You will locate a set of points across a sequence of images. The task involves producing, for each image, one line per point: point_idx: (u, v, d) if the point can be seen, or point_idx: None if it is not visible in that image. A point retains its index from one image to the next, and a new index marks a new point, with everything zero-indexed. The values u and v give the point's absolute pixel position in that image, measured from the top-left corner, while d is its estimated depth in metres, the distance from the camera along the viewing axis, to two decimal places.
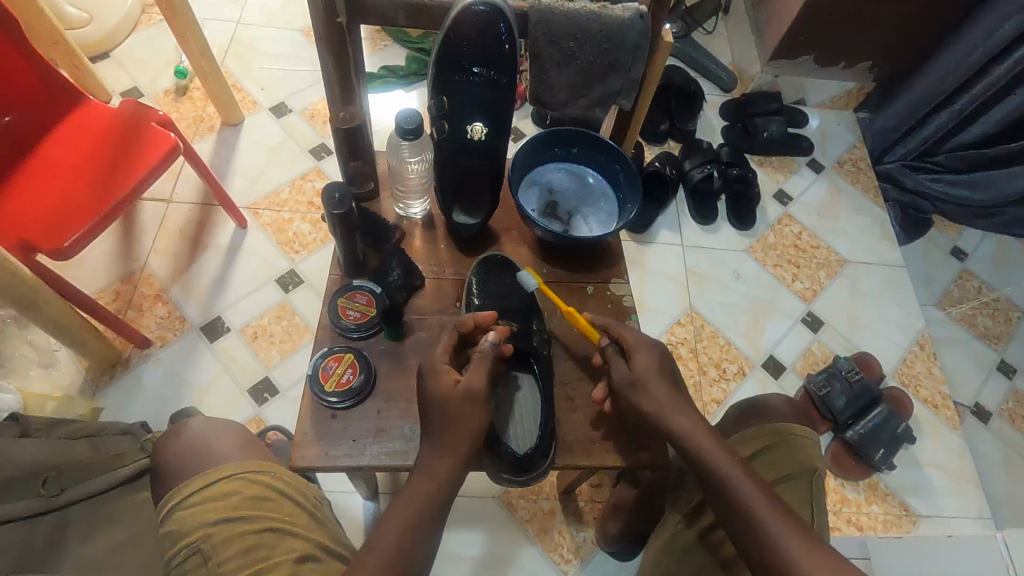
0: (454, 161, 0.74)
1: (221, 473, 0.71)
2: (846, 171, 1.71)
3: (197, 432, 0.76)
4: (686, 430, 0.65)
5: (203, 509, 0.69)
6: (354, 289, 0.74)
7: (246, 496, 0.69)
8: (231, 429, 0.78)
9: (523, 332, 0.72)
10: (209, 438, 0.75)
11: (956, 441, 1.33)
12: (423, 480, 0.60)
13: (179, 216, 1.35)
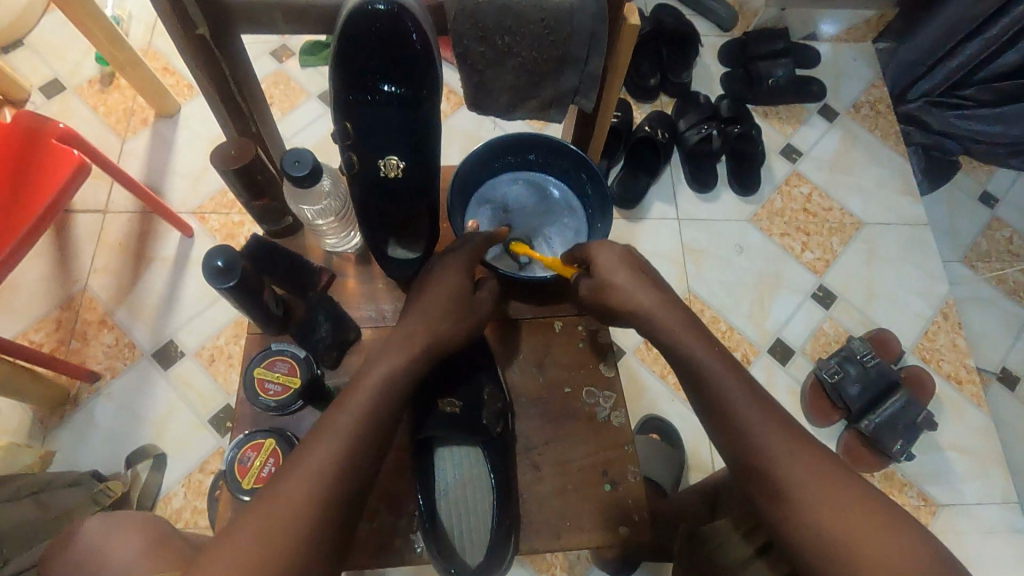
0: (371, 203, 0.60)
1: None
2: (863, 115, 1.52)
3: (92, 540, 0.64)
4: (710, 372, 0.58)
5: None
6: (273, 355, 0.61)
7: None
8: (133, 525, 0.66)
9: (473, 404, 0.60)
10: (102, 547, 0.63)
11: (980, 418, 1.23)
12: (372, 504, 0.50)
13: (117, 227, 1.22)
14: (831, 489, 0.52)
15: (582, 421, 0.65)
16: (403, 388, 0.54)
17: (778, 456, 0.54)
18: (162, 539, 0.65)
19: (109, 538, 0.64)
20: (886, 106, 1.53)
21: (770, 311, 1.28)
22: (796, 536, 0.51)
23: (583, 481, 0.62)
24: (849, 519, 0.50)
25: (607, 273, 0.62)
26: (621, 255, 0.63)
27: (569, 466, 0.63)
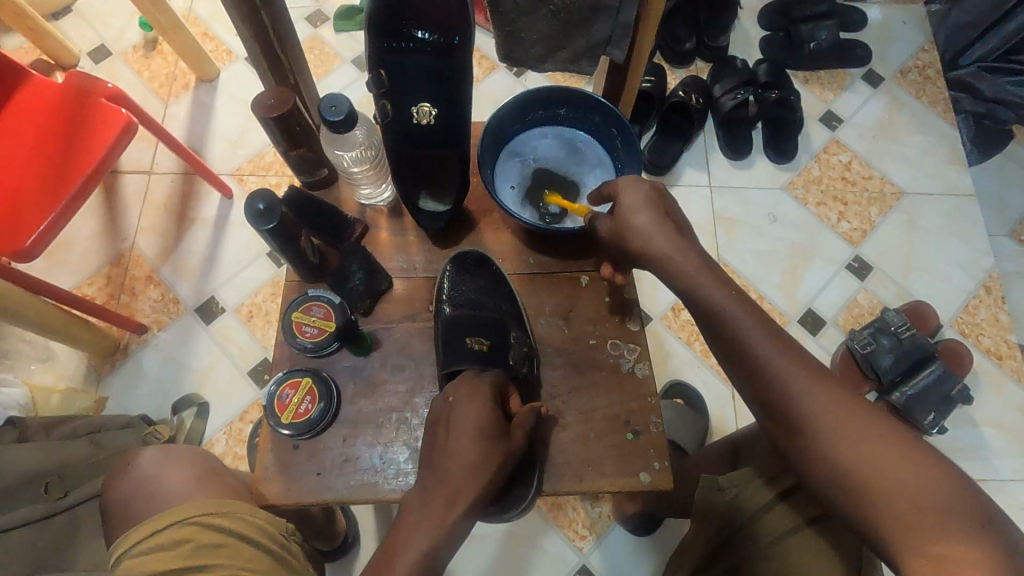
0: (404, 150, 0.62)
1: (179, 515, 0.67)
2: (910, 81, 1.45)
3: (148, 468, 0.75)
4: (730, 313, 0.57)
5: (151, 557, 0.65)
6: (309, 300, 0.64)
7: (198, 545, 0.66)
8: (186, 457, 0.77)
9: (499, 345, 0.64)
10: (159, 475, 0.74)
11: (1020, 394, 1.19)
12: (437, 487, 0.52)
13: (161, 188, 1.27)
14: (859, 426, 0.51)
15: (608, 373, 0.66)
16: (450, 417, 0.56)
17: (801, 397, 0.53)
18: (211, 471, 0.77)
19: (163, 468, 0.75)
20: (935, 71, 1.47)
21: (803, 281, 1.26)
22: (826, 477, 0.51)
23: (606, 430, 0.63)
24: (878, 455, 0.49)
25: (635, 210, 0.61)
26: (649, 193, 0.62)
27: (592, 414, 0.64)
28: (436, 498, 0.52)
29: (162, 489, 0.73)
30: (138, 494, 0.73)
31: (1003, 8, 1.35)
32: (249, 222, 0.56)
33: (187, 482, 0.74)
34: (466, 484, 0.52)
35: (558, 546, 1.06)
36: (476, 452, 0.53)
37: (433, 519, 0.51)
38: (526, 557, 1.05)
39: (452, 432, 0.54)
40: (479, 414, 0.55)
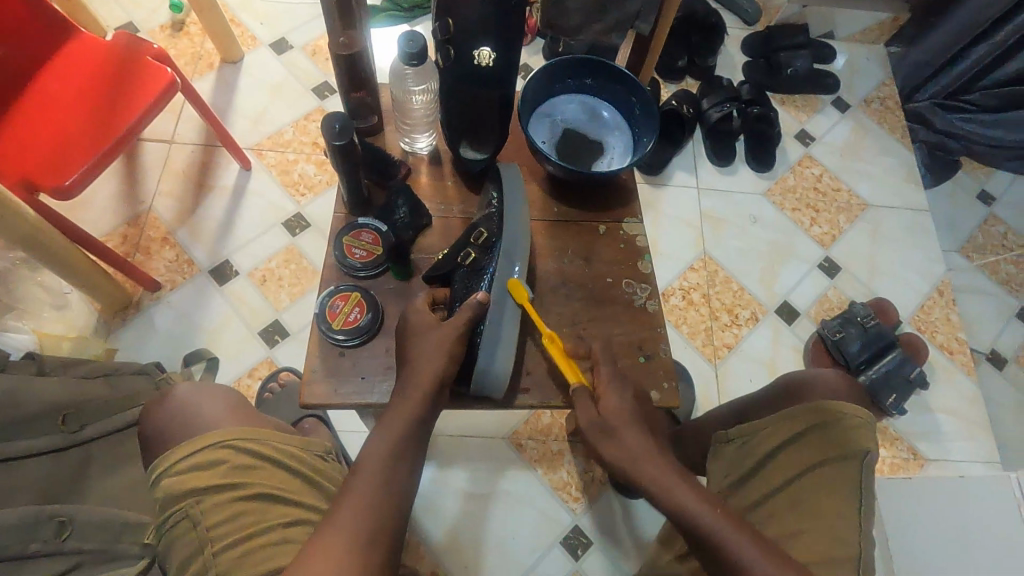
0: (461, 89, 0.70)
1: (209, 440, 0.68)
2: (873, 109, 1.63)
3: (182, 397, 0.74)
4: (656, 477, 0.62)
5: (185, 477, 0.66)
6: (360, 227, 0.73)
7: (233, 465, 0.67)
8: (219, 393, 0.76)
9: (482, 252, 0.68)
10: (196, 402, 0.74)
11: (969, 386, 1.32)
12: (393, 417, 0.62)
13: (181, 157, 1.32)
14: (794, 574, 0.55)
15: (624, 306, 0.74)
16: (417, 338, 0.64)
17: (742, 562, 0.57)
18: (244, 405, 0.77)
19: (197, 398, 0.75)
20: (895, 103, 1.65)
21: (780, 276, 1.38)
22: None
23: (620, 355, 0.72)
24: None
25: (616, 421, 0.64)
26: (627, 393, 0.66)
27: (610, 341, 0.72)
28: (392, 420, 0.62)
29: (196, 417, 0.73)
30: (173, 421, 0.72)
31: (951, 51, 1.54)
32: (325, 138, 0.65)
33: (221, 411, 0.74)
34: (416, 388, 0.62)
35: (553, 506, 1.11)
36: (434, 360, 0.62)
37: (386, 443, 0.61)
38: (522, 514, 1.10)
39: (407, 332, 0.65)
40: (432, 319, 0.65)
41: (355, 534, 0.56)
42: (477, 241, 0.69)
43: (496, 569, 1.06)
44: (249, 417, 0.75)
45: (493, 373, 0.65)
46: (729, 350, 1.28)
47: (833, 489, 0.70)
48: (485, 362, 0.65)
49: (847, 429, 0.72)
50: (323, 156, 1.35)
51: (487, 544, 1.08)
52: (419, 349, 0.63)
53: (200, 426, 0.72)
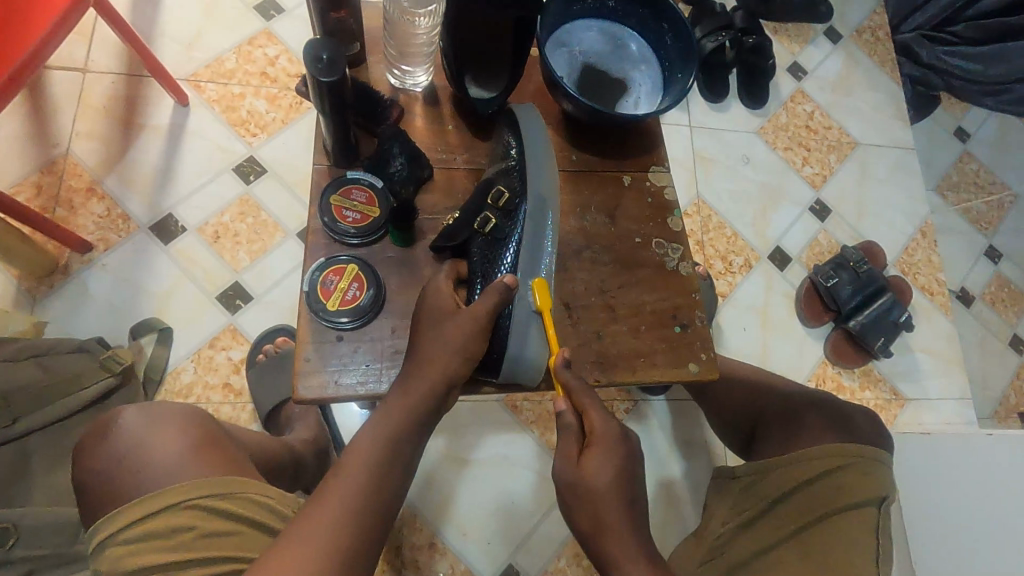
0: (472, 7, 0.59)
1: (172, 499, 0.58)
2: (864, 40, 1.55)
3: (133, 437, 0.63)
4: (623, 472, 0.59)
5: (143, 546, 0.57)
6: (349, 184, 0.62)
7: (202, 533, 0.58)
8: (176, 425, 0.64)
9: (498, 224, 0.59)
10: (147, 443, 0.62)
11: (946, 326, 1.35)
12: (411, 385, 0.57)
13: (99, 89, 1.10)
14: None
15: (653, 270, 0.66)
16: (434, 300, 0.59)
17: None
18: (212, 439, 0.65)
19: (151, 437, 0.63)
20: (885, 33, 1.57)
21: (772, 220, 1.33)
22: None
23: (655, 326, 0.65)
24: None
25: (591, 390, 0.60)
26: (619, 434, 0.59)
27: (641, 308, 0.65)
28: (393, 406, 0.57)
29: (147, 462, 0.61)
30: (124, 466, 0.61)
31: None
32: (308, 74, 0.53)
33: (178, 453, 0.62)
34: (425, 382, 0.57)
35: (550, 469, 1.07)
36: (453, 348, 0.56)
37: (386, 432, 0.57)
38: (520, 479, 1.06)
39: (425, 316, 0.58)
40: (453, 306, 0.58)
41: (341, 525, 0.52)
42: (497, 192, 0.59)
43: (495, 536, 1.02)
44: (215, 455, 0.63)
45: (527, 362, 0.58)
46: (722, 299, 1.25)
47: (844, 539, 0.68)
48: (516, 350, 0.57)
49: (871, 469, 0.73)
50: (275, 89, 1.16)
51: (485, 510, 1.03)
52: (433, 343, 0.57)
53: (154, 474, 0.61)
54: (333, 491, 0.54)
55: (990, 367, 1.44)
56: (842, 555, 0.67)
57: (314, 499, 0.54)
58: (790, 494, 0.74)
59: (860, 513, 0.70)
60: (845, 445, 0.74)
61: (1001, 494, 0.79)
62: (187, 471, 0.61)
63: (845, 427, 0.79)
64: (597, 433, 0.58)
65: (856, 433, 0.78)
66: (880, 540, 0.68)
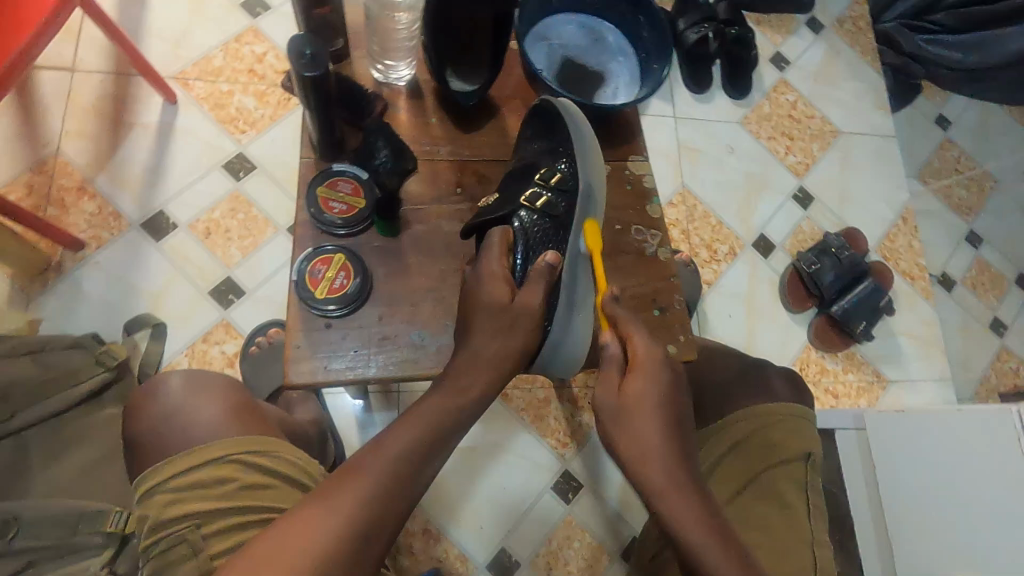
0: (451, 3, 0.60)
1: (219, 451, 0.62)
2: (845, 30, 1.57)
3: (175, 399, 0.66)
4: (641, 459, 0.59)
5: (188, 496, 0.60)
6: (336, 176, 0.64)
7: (242, 485, 0.61)
8: (216, 391, 0.68)
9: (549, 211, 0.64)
10: (191, 405, 0.65)
11: (927, 310, 1.38)
12: (447, 390, 0.58)
13: (88, 88, 1.11)
14: None
15: (634, 256, 0.69)
16: (491, 294, 0.60)
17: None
18: (246, 406, 0.69)
19: (192, 400, 0.66)
20: (866, 23, 1.59)
21: (756, 208, 1.36)
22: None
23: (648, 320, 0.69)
24: None
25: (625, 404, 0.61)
26: (662, 358, 0.63)
27: (624, 294, 0.68)
28: (425, 408, 0.56)
29: (189, 423, 0.64)
30: (165, 426, 0.64)
31: None
32: (293, 69, 0.55)
33: (219, 415, 0.65)
34: (475, 382, 0.58)
35: (541, 453, 1.10)
36: (500, 336, 0.59)
37: (404, 440, 0.54)
38: (512, 464, 1.08)
39: (476, 304, 0.60)
40: (506, 294, 0.60)
41: (341, 530, 0.47)
42: (550, 182, 0.63)
43: (487, 521, 1.05)
44: (252, 421, 0.67)
45: (569, 347, 0.64)
46: (708, 287, 1.27)
47: (776, 496, 0.69)
48: (558, 337, 0.64)
49: (797, 427, 0.74)
50: (263, 86, 1.18)
51: (478, 496, 1.06)
52: (474, 331, 0.59)
53: (196, 433, 0.64)
54: (346, 483, 0.50)
55: (971, 350, 1.47)
56: (780, 514, 0.68)
57: (323, 490, 0.50)
58: (725, 457, 0.74)
59: (789, 469, 0.71)
60: (773, 406, 0.75)
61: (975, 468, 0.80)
62: (229, 430, 0.64)
63: (760, 389, 0.79)
64: (639, 358, 0.62)
65: (773, 394, 0.78)
66: (808, 494, 0.70)
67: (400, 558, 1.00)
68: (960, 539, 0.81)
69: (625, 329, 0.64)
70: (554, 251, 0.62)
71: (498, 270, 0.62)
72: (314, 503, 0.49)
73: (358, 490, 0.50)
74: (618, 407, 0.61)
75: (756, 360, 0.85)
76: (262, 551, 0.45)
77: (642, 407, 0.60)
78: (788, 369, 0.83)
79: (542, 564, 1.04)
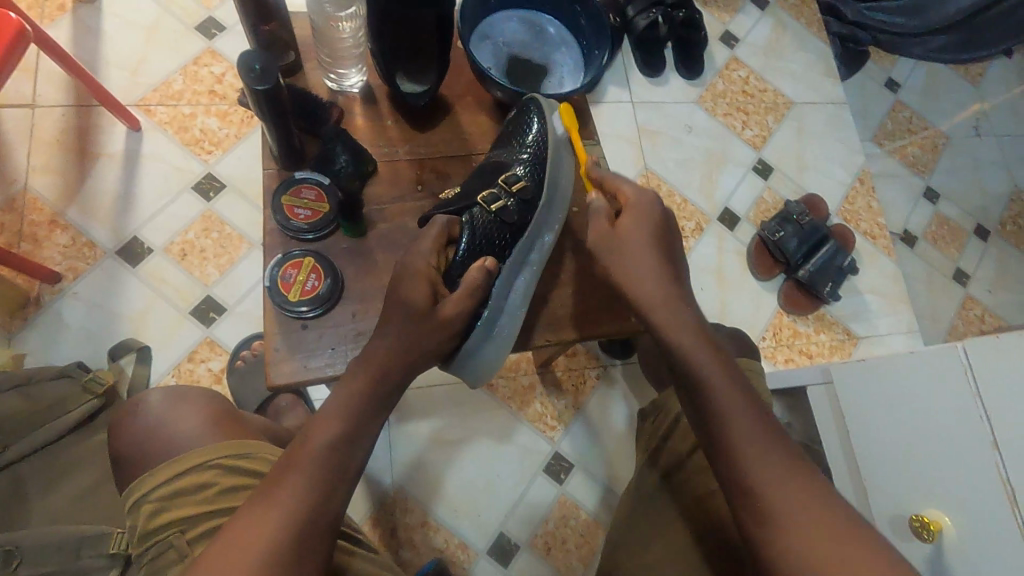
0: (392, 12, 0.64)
1: (196, 460, 0.64)
2: (789, 4, 1.62)
3: (157, 414, 0.68)
4: (657, 305, 0.65)
5: (170, 504, 0.63)
6: (299, 184, 0.68)
7: (220, 489, 0.63)
8: (197, 403, 0.70)
9: (509, 211, 0.69)
10: (171, 420, 0.68)
11: (890, 266, 1.43)
12: (370, 363, 0.61)
13: (51, 122, 1.12)
14: (759, 428, 0.57)
15: None
16: (415, 292, 0.63)
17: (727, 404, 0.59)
18: (228, 414, 0.71)
19: (172, 413, 0.69)
20: None
21: (718, 183, 1.40)
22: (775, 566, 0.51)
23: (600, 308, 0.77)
24: (759, 442, 0.56)
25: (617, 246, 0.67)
26: (650, 200, 0.69)
27: None
28: (356, 378, 0.60)
29: (175, 434, 0.67)
30: (149, 445, 0.67)
31: None
32: (244, 83, 0.58)
33: (201, 424, 0.68)
34: (394, 350, 0.61)
35: (531, 438, 1.12)
36: (433, 337, 0.63)
37: (348, 405, 0.59)
38: (500, 451, 1.11)
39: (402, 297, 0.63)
40: (426, 306, 0.63)
41: (289, 521, 0.51)
42: (512, 189, 0.69)
43: (484, 508, 1.07)
44: (234, 429, 0.69)
45: (479, 358, 0.69)
46: None
47: None
48: (473, 347, 0.69)
49: (748, 377, 0.78)
50: (224, 105, 1.19)
51: (472, 487, 1.08)
52: (391, 328, 0.62)
53: (179, 441, 0.66)
54: (289, 469, 0.54)
55: (939, 302, 1.51)
56: None
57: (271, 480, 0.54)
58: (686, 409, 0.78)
59: None
60: None
61: (932, 416, 0.79)
62: (211, 437, 0.67)
63: None
64: (630, 203, 0.68)
65: (726, 351, 0.84)
66: None
67: (402, 552, 1.03)
68: (933, 492, 0.79)
69: (614, 184, 0.71)
70: (491, 259, 0.66)
71: (426, 268, 0.65)
72: (252, 509, 0.51)
73: (294, 491, 0.52)
74: (607, 242, 0.68)
75: (706, 328, 0.90)
76: (224, 547, 0.48)
77: (631, 240, 0.67)
78: (734, 329, 0.90)
79: (541, 544, 1.07)
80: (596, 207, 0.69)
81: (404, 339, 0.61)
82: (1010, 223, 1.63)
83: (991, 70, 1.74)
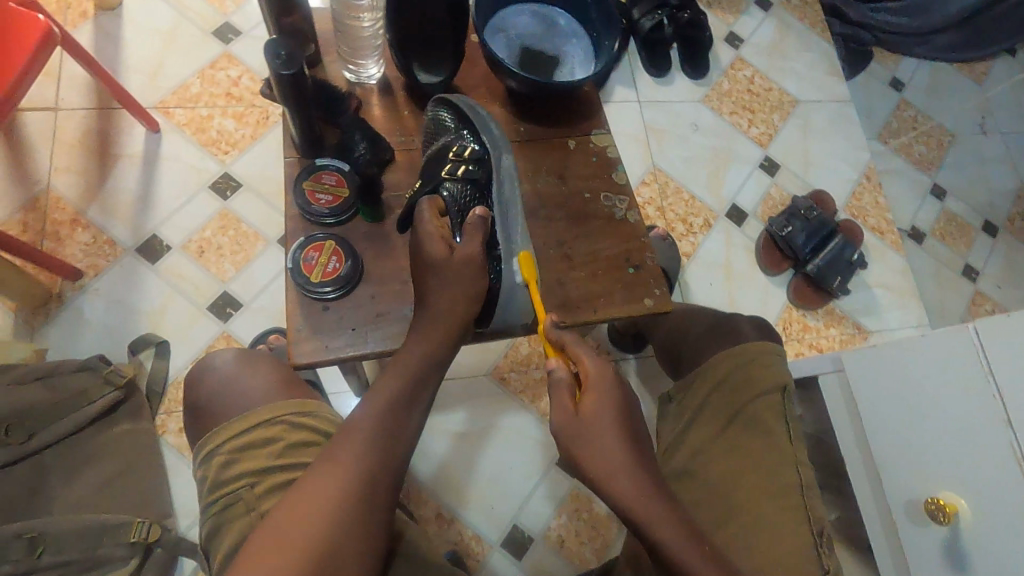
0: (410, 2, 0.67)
1: (265, 416, 0.67)
2: (793, 5, 1.65)
3: (227, 371, 0.72)
4: (601, 462, 0.59)
5: (241, 457, 0.66)
6: (319, 170, 0.70)
7: (289, 445, 0.66)
8: (265, 362, 0.74)
9: (473, 176, 0.69)
10: (241, 376, 0.71)
11: (898, 261, 1.43)
12: (409, 354, 0.63)
13: (73, 125, 1.15)
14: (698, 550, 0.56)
15: (603, 220, 0.76)
16: (432, 259, 0.65)
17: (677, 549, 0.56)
18: (292, 377, 0.74)
19: (242, 371, 0.72)
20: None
21: (725, 180, 1.42)
22: None
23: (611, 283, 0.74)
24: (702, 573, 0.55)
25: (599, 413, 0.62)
26: (613, 377, 0.64)
27: (596, 253, 0.75)
28: (394, 371, 0.62)
29: (242, 392, 0.70)
30: (219, 398, 0.70)
31: None
32: (271, 69, 0.60)
33: (269, 384, 0.71)
34: (437, 334, 0.64)
35: (544, 431, 1.13)
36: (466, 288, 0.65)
37: (386, 402, 0.61)
38: (515, 443, 1.12)
39: (420, 262, 0.65)
40: (444, 250, 0.65)
41: (336, 508, 0.54)
42: (465, 154, 0.69)
43: (498, 501, 1.08)
44: (298, 390, 0.73)
45: (517, 296, 0.68)
46: (688, 258, 1.33)
47: (756, 424, 0.75)
48: (511, 285, 0.68)
49: (766, 361, 0.79)
50: (240, 107, 1.22)
51: (486, 479, 1.09)
52: (433, 296, 0.64)
53: (248, 399, 0.69)
54: (336, 458, 0.57)
55: (948, 297, 1.51)
56: (759, 445, 0.74)
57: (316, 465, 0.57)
58: (708, 397, 0.80)
59: (768, 399, 0.76)
60: (744, 345, 0.81)
61: (943, 397, 0.80)
62: (280, 396, 0.70)
63: (731, 336, 0.84)
64: (591, 378, 0.64)
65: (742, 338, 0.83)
66: (788, 422, 0.76)
67: None
68: (948, 475, 0.79)
69: (574, 353, 0.66)
70: (482, 207, 0.68)
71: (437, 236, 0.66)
72: (320, 468, 0.56)
73: (350, 466, 0.56)
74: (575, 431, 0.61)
75: (725, 318, 0.89)
76: (278, 527, 0.52)
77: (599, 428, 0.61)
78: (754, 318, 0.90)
79: (555, 537, 1.07)
80: (557, 381, 0.64)
81: (426, 330, 0.64)
82: (1018, 218, 1.64)
83: (994, 69, 1.76)
